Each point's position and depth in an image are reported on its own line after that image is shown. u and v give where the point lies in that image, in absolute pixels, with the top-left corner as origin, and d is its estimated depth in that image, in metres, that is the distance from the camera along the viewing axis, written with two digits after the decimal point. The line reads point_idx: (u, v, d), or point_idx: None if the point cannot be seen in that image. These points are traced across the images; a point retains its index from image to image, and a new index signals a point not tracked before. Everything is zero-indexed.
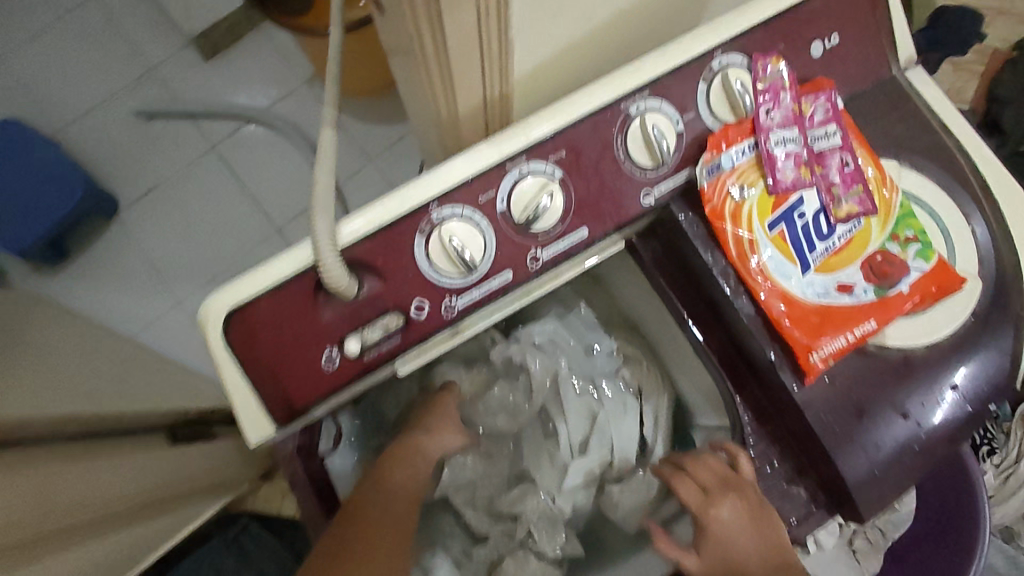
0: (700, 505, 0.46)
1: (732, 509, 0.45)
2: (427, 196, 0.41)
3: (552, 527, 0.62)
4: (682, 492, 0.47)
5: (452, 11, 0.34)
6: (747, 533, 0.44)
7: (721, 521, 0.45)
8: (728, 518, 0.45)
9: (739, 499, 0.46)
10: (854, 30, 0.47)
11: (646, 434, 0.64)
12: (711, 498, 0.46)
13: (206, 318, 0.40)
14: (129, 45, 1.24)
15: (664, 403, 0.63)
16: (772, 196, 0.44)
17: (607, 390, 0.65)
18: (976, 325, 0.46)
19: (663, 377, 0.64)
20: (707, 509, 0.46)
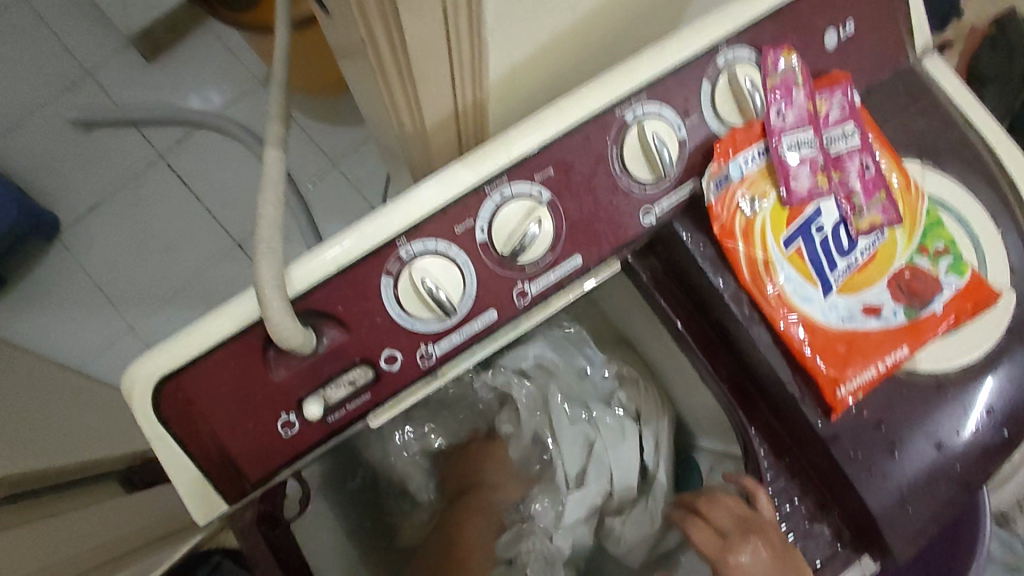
0: (717, 552, 0.39)
1: (755, 555, 0.38)
2: (392, 230, 0.34)
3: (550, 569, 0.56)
4: (697, 538, 0.41)
5: (413, 9, 0.28)
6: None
7: (742, 570, 0.38)
8: (749, 566, 0.38)
9: (763, 543, 0.39)
10: (870, 16, 0.42)
11: (646, 461, 0.58)
12: (731, 543, 0.39)
13: (131, 387, 0.33)
14: (62, 48, 1.13)
15: (665, 428, 0.58)
16: (787, 209, 0.39)
17: (603, 415, 0.59)
18: (1015, 342, 0.41)
19: (663, 399, 0.58)
20: (725, 556, 0.39)
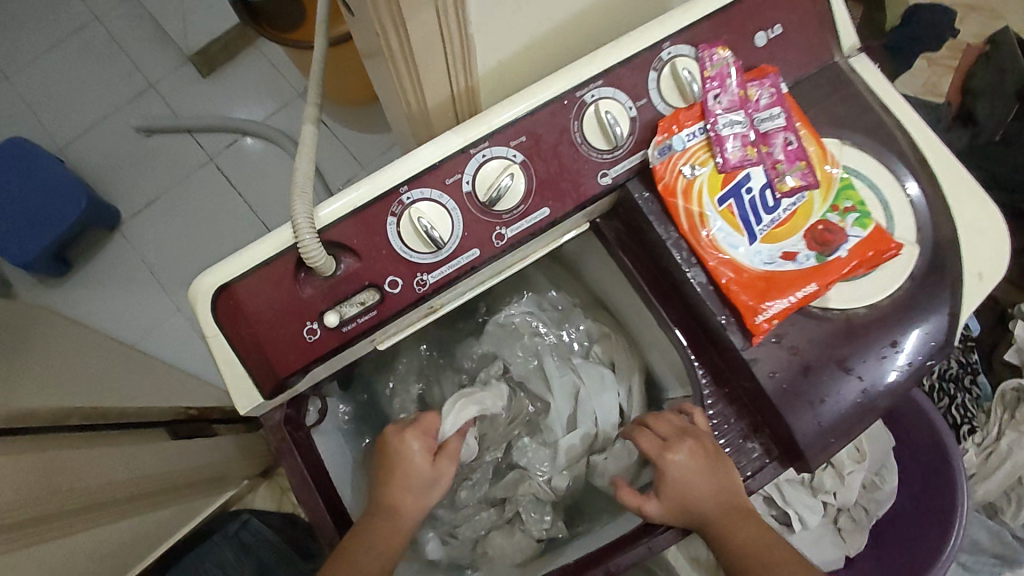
0: (658, 451, 0.49)
1: (688, 454, 0.48)
2: (398, 181, 0.45)
3: (540, 509, 0.66)
4: (642, 443, 0.50)
5: (413, 14, 0.38)
6: (702, 477, 0.48)
7: (677, 465, 0.48)
8: (684, 462, 0.48)
9: (695, 444, 0.48)
10: (796, 21, 0.50)
11: (622, 404, 0.67)
12: (669, 446, 0.49)
13: (197, 294, 0.44)
14: (130, 64, 1.29)
15: (636, 382, 0.67)
16: (721, 174, 0.48)
17: (584, 367, 0.69)
18: (920, 289, 0.49)
19: (633, 352, 0.68)
20: (664, 454, 0.48)
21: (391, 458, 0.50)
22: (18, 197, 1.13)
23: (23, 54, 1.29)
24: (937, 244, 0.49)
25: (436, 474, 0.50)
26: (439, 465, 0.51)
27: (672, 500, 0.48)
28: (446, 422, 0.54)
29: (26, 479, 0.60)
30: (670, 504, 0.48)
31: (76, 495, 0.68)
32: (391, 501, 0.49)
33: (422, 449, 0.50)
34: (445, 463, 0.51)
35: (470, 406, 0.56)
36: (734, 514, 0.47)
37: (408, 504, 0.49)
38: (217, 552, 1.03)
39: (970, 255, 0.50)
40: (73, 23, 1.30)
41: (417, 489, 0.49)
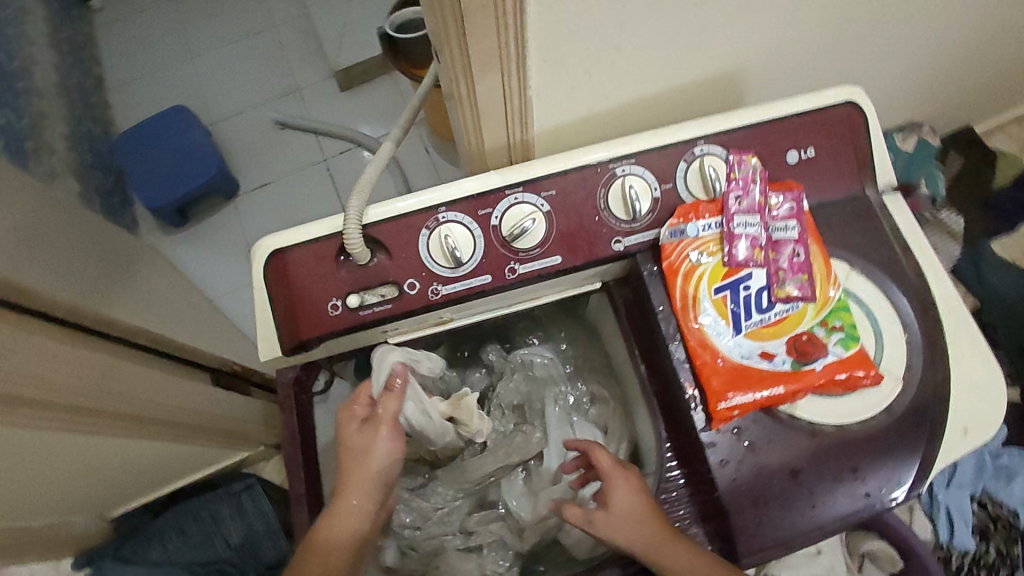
0: (615, 465, 0.52)
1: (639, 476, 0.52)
2: (439, 202, 0.53)
3: (501, 551, 0.69)
4: (600, 456, 0.53)
5: (481, 77, 0.47)
6: (649, 499, 0.51)
7: (632, 480, 0.51)
8: (637, 480, 0.52)
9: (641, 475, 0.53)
10: (831, 149, 0.55)
11: None
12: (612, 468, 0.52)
13: (258, 250, 0.54)
14: (286, 68, 1.51)
15: (624, 449, 0.69)
16: (725, 267, 0.52)
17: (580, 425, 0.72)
18: (897, 430, 0.50)
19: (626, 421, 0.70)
20: (620, 469, 0.52)
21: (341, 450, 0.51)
22: (165, 154, 1.34)
23: (207, 42, 1.55)
24: (924, 387, 0.51)
25: (370, 446, 0.51)
26: (369, 425, 0.52)
27: (618, 525, 0.49)
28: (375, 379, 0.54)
29: (89, 374, 0.72)
30: (619, 526, 0.49)
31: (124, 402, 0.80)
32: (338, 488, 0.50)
33: (352, 433, 0.51)
34: (375, 422, 0.51)
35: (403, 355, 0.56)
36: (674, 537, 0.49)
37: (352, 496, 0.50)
38: (216, 504, 1.11)
39: (959, 409, 0.51)
40: (253, 27, 1.55)
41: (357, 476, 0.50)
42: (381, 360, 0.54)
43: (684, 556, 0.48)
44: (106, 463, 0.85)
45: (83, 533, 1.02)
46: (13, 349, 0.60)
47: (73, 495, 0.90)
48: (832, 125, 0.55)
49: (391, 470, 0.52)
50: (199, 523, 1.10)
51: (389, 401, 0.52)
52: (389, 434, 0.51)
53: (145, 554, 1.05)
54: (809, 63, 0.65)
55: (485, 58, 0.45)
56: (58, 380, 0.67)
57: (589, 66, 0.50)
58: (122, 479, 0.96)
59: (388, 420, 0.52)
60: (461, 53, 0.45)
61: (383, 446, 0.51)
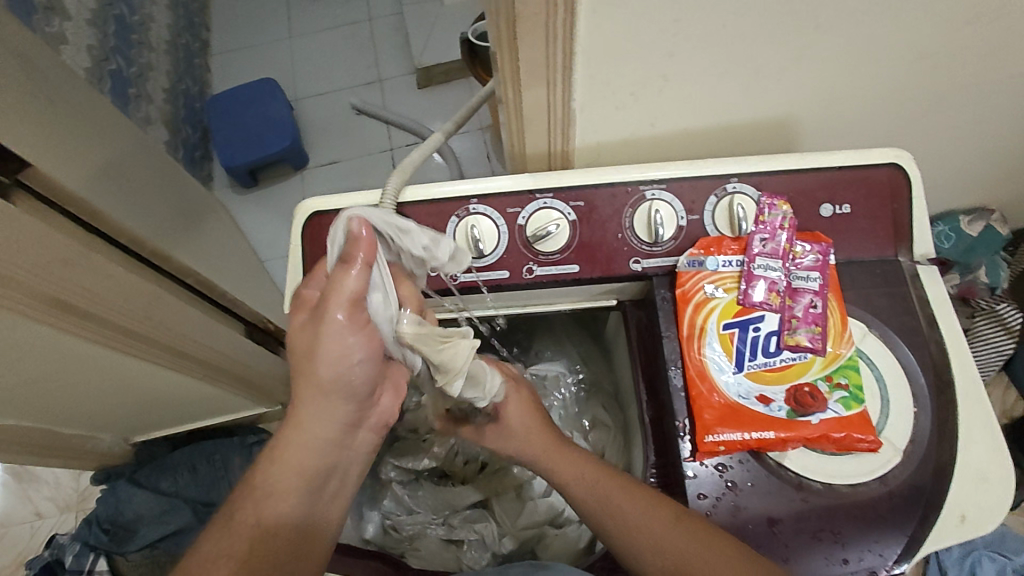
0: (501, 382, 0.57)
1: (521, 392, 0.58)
2: (472, 194, 0.55)
3: (480, 549, 0.68)
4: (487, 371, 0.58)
5: (528, 84, 0.49)
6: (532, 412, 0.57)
7: (515, 395, 0.57)
8: (519, 395, 0.57)
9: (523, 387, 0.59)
10: (869, 208, 0.54)
11: None
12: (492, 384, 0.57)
13: (300, 210, 0.58)
14: (373, 58, 1.59)
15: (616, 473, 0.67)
16: (738, 305, 0.52)
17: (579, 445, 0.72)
18: (890, 506, 0.48)
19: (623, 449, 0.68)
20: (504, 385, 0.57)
21: (295, 356, 0.44)
22: (249, 119, 1.44)
23: (306, 25, 1.65)
24: (926, 464, 0.49)
25: (324, 352, 0.42)
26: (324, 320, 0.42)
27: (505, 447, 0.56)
28: (337, 249, 0.41)
29: (141, 304, 0.77)
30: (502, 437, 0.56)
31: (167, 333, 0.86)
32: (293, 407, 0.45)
33: (303, 335, 0.43)
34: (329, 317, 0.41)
35: (381, 222, 0.42)
36: (558, 451, 0.53)
37: (309, 416, 0.45)
38: (228, 450, 1.16)
39: (961, 496, 0.49)
40: (351, 17, 1.64)
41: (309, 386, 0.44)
42: (342, 217, 0.41)
43: (571, 463, 0.52)
44: (140, 388, 0.92)
45: (104, 450, 1.10)
46: (76, 263, 0.66)
47: (104, 411, 0.96)
48: (874, 185, 0.55)
49: (352, 375, 0.44)
50: (209, 465, 1.14)
51: (346, 282, 0.40)
52: (346, 327, 0.42)
53: (156, 482, 1.13)
54: (866, 123, 0.65)
55: (533, 65, 0.47)
56: (116, 302, 0.73)
57: (634, 89, 0.52)
58: (149, 408, 1.02)
59: (346, 309, 0.41)
60: (512, 58, 0.48)
61: (338, 345, 0.42)
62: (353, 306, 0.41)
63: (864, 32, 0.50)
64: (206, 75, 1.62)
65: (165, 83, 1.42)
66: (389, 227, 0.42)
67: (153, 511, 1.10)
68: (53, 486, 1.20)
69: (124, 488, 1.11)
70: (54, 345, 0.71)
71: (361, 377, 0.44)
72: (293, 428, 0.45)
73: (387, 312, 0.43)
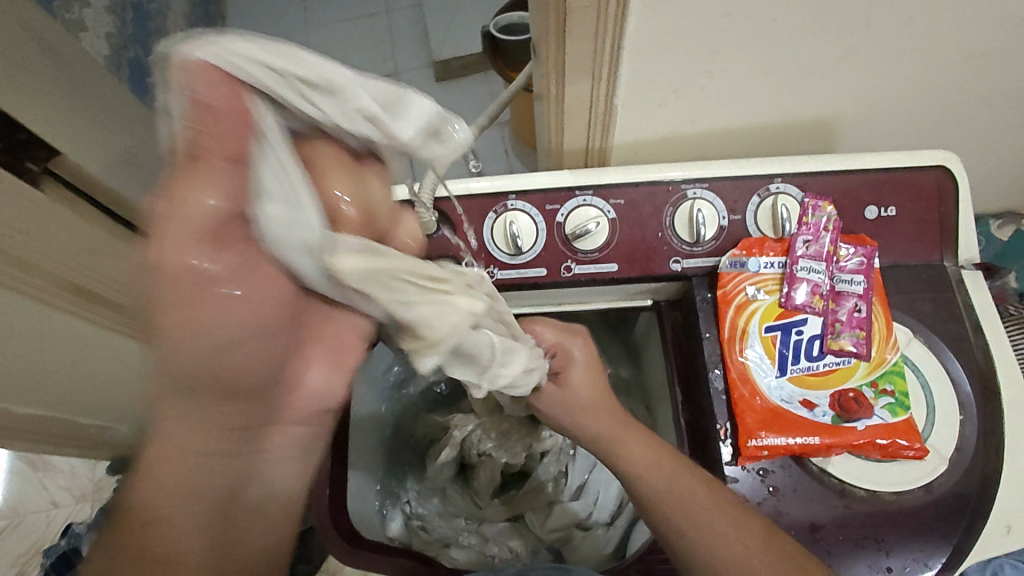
0: (561, 341, 0.53)
1: (580, 349, 0.54)
2: (510, 190, 0.54)
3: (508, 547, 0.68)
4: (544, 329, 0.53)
5: (572, 78, 0.48)
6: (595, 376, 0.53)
7: (575, 354, 0.53)
8: (579, 353, 0.53)
9: (582, 341, 0.55)
10: (915, 211, 0.53)
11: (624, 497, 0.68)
12: (555, 345, 0.53)
13: None
14: (391, 52, 1.58)
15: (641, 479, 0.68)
16: (780, 307, 0.51)
17: None
18: (934, 515, 0.47)
19: None
20: (564, 344, 0.53)
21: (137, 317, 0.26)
22: None
23: (324, 16, 1.64)
24: (972, 472, 0.48)
25: (179, 328, 0.26)
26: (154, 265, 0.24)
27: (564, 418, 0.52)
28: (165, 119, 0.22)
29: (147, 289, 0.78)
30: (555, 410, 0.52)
31: None
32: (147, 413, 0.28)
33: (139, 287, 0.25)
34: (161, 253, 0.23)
35: (273, 82, 0.23)
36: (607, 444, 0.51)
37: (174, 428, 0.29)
38: None
39: (1007, 506, 0.48)
40: (368, 9, 1.63)
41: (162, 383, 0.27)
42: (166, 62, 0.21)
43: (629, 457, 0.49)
44: None
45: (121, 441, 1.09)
46: None
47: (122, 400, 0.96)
48: (920, 187, 0.54)
49: (234, 357, 0.27)
50: None
51: (203, 192, 0.22)
52: (208, 275, 0.24)
53: None
54: (909, 124, 0.63)
55: (579, 59, 0.46)
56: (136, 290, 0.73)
57: (678, 85, 0.51)
58: None
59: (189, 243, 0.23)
60: (557, 52, 0.47)
61: (200, 308, 0.25)
62: (211, 239, 0.23)
63: (918, 30, 0.49)
64: None
65: None
66: (287, 84, 0.24)
67: None
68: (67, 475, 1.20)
69: None
70: (78, 334, 0.70)
71: (249, 358, 0.28)
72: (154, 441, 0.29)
73: (302, 240, 0.25)
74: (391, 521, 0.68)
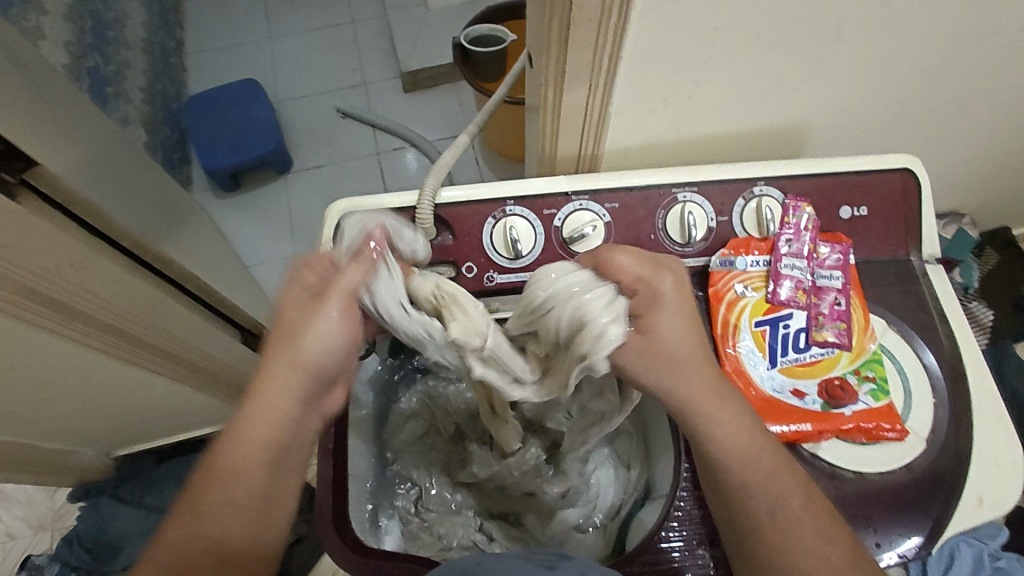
0: (647, 279, 0.47)
1: (671, 285, 0.47)
2: (508, 196, 0.56)
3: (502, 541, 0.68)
4: (628, 267, 0.47)
5: (570, 87, 0.50)
6: (686, 316, 0.47)
7: (664, 292, 0.46)
8: (667, 289, 0.46)
9: (672, 275, 0.47)
10: (884, 210, 0.58)
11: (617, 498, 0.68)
12: (638, 281, 0.47)
13: (333, 212, 0.58)
14: (357, 62, 1.57)
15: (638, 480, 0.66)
16: (767, 303, 0.54)
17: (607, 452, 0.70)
18: (915, 492, 0.51)
19: (643, 455, 0.67)
20: (652, 282, 0.47)
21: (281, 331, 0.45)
22: (232, 121, 1.40)
23: (286, 26, 1.63)
24: (945, 452, 0.52)
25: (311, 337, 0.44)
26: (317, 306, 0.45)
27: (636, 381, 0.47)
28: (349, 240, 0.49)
29: (141, 311, 0.74)
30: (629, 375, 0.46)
31: (178, 346, 0.84)
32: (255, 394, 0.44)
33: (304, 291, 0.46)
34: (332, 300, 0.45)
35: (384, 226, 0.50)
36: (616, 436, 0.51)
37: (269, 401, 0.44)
38: None
39: (979, 479, 0.51)
40: (332, 20, 1.63)
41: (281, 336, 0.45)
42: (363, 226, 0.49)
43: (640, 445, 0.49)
44: (133, 398, 0.89)
45: (86, 465, 1.04)
46: (84, 265, 0.63)
47: (90, 423, 0.92)
48: (888, 188, 0.58)
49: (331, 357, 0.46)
50: None
51: (355, 275, 0.46)
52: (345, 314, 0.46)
53: (142, 498, 1.08)
54: (870, 131, 0.68)
55: (578, 68, 0.48)
56: (122, 308, 0.70)
57: (666, 95, 0.54)
58: (140, 419, 0.98)
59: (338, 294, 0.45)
60: (557, 62, 0.49)
61: (323, 330, 0.45)
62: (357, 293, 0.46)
63: (882, 45, 0.53)
64: (182, 75, 1.57)
65: (142, 82, 1.37)
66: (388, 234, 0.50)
67: (140, 527, 1.05)
68: (25, 504, 1.14)
69: (108, 504, 1.07)
70: (53, 351, 0.67)
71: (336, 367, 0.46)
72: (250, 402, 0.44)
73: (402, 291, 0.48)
74: (389, 531, 0.65)
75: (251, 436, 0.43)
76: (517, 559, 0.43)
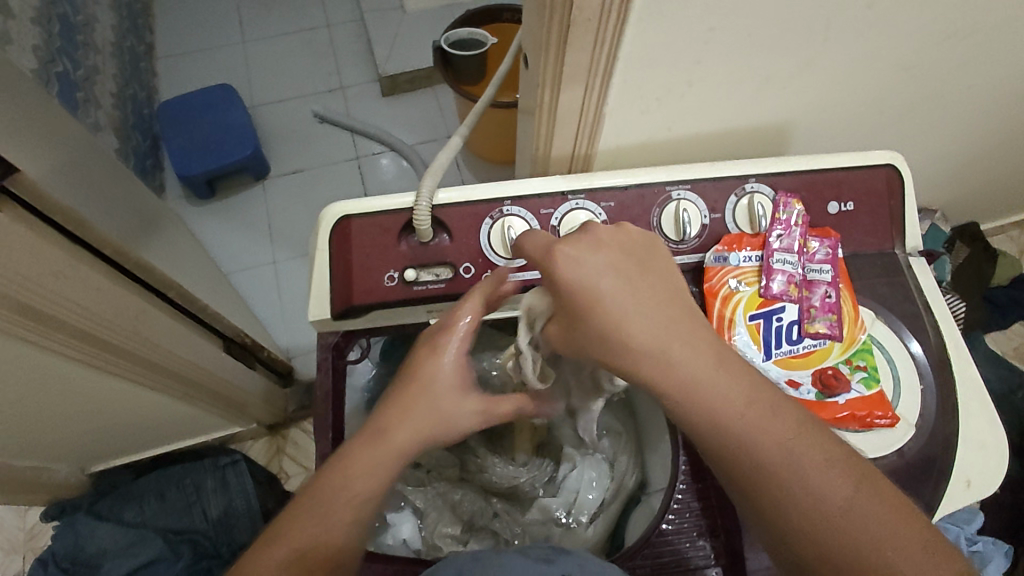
0: (545, 253, 0.43)
1: (575, 248, 0.43)
2: (505, 196, 0.57)
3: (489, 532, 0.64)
4: (530, 249, 0.45)
5: (566, 88, 0.51)
6: (608, 278, 0.41)
7: (566, 258, 0.42)
8: (569, 255, 0.42)
9: (577, 241, 0.43)
10: (869, 204, 0.59)
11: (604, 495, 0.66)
12: (540, 261, 0.44)
13: (328, 213, 0.57)
14: (334, 66, 1.56)
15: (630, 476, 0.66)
16: (761, 297, 0.55)
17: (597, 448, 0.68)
18: (906, 476, 0.52)
19: (637, 454, 0.67)
20: (548, 254, 0.43)
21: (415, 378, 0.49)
22: (206, 127, 1.38)
23: (260, 30, 1.60)
24: (935, 437, 0.54)
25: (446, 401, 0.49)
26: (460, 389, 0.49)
27: (609, 358, 0.41)
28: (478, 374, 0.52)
29: (122, 319, 0.72)
30: (591, 345, 0.42)
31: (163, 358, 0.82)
32: (385, 427, 0.47)
33: (460, 371, 0.50)
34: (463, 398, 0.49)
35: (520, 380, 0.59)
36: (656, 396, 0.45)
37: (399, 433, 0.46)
38: (200, 474, 1.08)
39: (964, 462, 0.53)
40: (306, 24, 1.61)
41: (426, 399, 0.48)
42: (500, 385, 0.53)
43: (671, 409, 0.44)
44: (114, 410, 0.86)
45: (61, 482, 1.00)
46: (65, 274, 0.61)
47: (65, 438, 0.89)
48: (871, 183, 0.60)
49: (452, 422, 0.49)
50: (180, 490, 1.07)
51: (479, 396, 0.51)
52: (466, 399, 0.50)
53: (120, 513, 1.04)
54: (850, 129, 0.70)
55: (576, 69, 0.49)
56: (104, 314, 0.68)
57: (660, 94, 0.54)
58: (119, 432, 0.95)
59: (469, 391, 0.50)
60: (554, 64, 0.49)
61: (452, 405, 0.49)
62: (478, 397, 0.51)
63: (864, 45, 0.55)
64: (153, 80, 1.53)
65: (112, 86, 1.33)
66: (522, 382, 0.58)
67: (119, 544, 1.01)
68: None
69: (84, 522, 1.03)
70: (30, 361, 0.64)
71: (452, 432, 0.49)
72: (376, 438, 0.46)
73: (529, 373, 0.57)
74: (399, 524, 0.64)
75: (368, 462, 0.45)
76: (513, 553, 0.42)
